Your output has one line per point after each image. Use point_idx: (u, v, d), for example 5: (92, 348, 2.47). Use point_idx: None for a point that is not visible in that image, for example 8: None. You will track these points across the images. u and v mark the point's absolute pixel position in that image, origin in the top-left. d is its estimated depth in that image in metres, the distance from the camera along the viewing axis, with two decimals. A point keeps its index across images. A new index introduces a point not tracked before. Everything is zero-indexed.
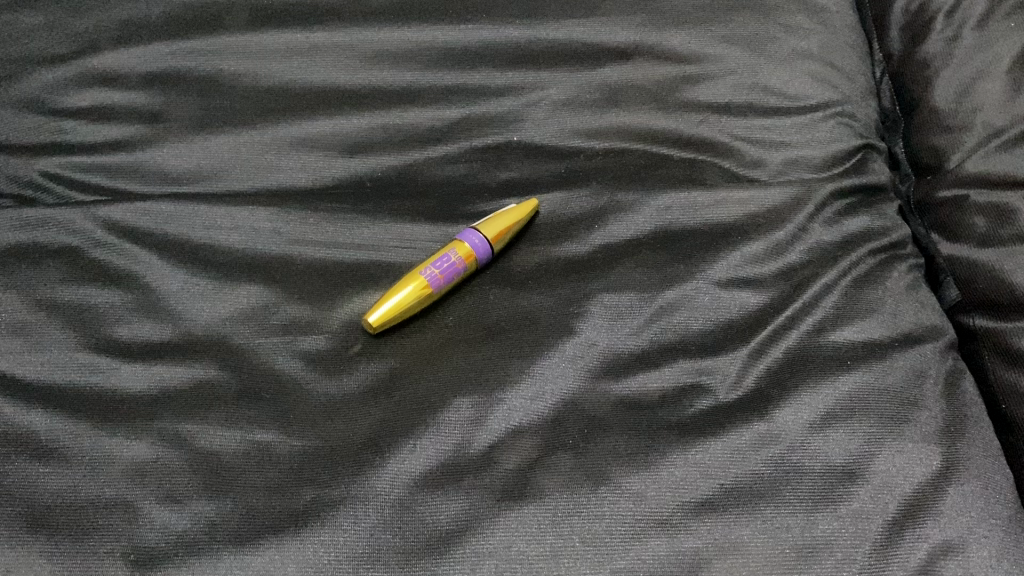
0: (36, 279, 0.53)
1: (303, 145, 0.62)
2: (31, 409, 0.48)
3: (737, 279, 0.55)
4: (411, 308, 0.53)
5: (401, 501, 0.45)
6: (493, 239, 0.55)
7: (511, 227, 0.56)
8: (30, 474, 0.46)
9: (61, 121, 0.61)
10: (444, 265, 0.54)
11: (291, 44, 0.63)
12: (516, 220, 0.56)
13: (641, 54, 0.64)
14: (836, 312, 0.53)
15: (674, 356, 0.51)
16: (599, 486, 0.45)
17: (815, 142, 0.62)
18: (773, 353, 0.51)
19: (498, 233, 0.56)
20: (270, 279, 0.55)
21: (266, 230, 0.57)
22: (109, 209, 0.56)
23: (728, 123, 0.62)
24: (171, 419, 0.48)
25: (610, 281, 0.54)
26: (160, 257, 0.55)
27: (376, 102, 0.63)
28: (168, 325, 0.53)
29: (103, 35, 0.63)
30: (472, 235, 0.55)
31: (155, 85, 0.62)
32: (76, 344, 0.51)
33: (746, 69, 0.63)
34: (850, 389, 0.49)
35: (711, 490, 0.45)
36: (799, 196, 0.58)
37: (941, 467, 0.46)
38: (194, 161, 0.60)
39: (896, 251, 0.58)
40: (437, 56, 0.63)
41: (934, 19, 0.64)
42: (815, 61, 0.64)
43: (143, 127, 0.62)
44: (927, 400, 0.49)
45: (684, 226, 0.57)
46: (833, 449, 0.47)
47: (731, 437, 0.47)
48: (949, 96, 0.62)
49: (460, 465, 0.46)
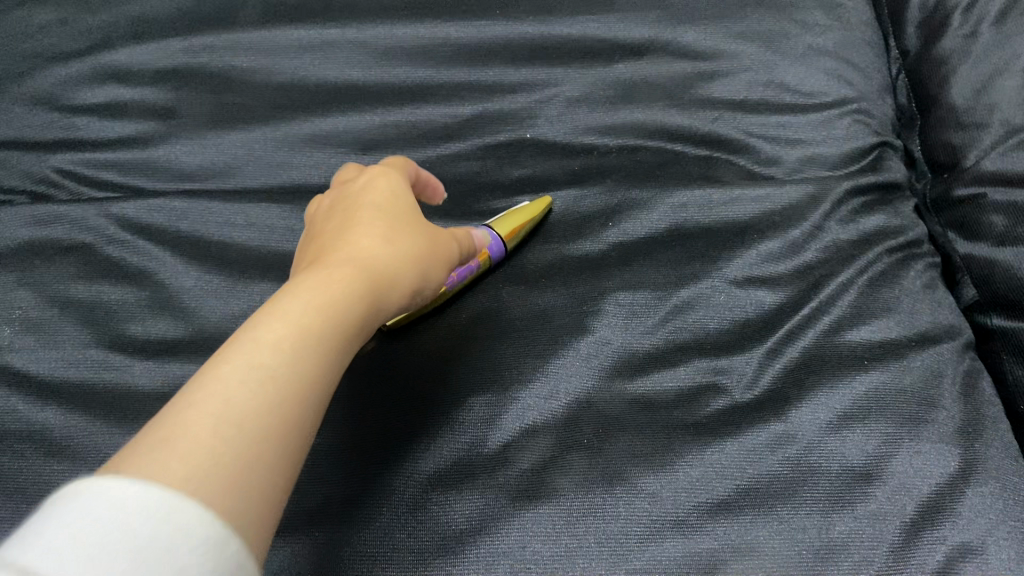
0: (50, 276, 0.54)
1: (316, 142, 0.61)
2: (45, 407, 0.48)
3: (753, 278, 0.54)
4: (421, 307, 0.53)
5: (413, 498, 0.45)
6: (506, 239, 0.55)
7: (523, 227, 0.56)
8: (44, 471, 0.46)
9: (74, 118, 0.61)
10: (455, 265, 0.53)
11: (305, 41, 0.64)
12: (527, 219, 0.56)
13: (654, 51, 0.64)
14: (853, 311, 0.53)
15: (688, 354, 0.51)
16: (615, 486, 0.45)
17: (832, 139, 0.61)
18: (790, 353, 0.51)
19: (512, 232, 0.55)
20: (283, 276, 0.54)
21: (279, 228, 0.57)
22: (123, 207, 0.57)
23: (743, 120, 0.61)
24: None
25: (625, 280, 0.54)
26: (174, 255, 0.55)
27: (389, 98, 0.63)
28: (180, 322, 0.52)
29: (117, 32, 0.64)
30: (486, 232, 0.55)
31: (167, 81, 0.63)
32: (89, 342, 0.51)
33: (761, 65, 0.63)
34: (867, 389, 0.49)
35: (726, 491, 0.45)
36: (813, 195, 0.58)
37: (959, 469, 0.46)
38: (206, 157, 0.60)
39: (914, 250, 0.57)
40: (450, 53, 0.64)
41: (950, 17, 0.64)
42: (831, 58, 0.64)
43: (156, 123, 0.62)
44: (944, 399, 0.49)
45: (699, 223, 0.57)
46: (850, 449, 0.46)
47: (746, 438, 0.47)
48: (966, 93, 0.61)
49: (472, 463, 0.46)
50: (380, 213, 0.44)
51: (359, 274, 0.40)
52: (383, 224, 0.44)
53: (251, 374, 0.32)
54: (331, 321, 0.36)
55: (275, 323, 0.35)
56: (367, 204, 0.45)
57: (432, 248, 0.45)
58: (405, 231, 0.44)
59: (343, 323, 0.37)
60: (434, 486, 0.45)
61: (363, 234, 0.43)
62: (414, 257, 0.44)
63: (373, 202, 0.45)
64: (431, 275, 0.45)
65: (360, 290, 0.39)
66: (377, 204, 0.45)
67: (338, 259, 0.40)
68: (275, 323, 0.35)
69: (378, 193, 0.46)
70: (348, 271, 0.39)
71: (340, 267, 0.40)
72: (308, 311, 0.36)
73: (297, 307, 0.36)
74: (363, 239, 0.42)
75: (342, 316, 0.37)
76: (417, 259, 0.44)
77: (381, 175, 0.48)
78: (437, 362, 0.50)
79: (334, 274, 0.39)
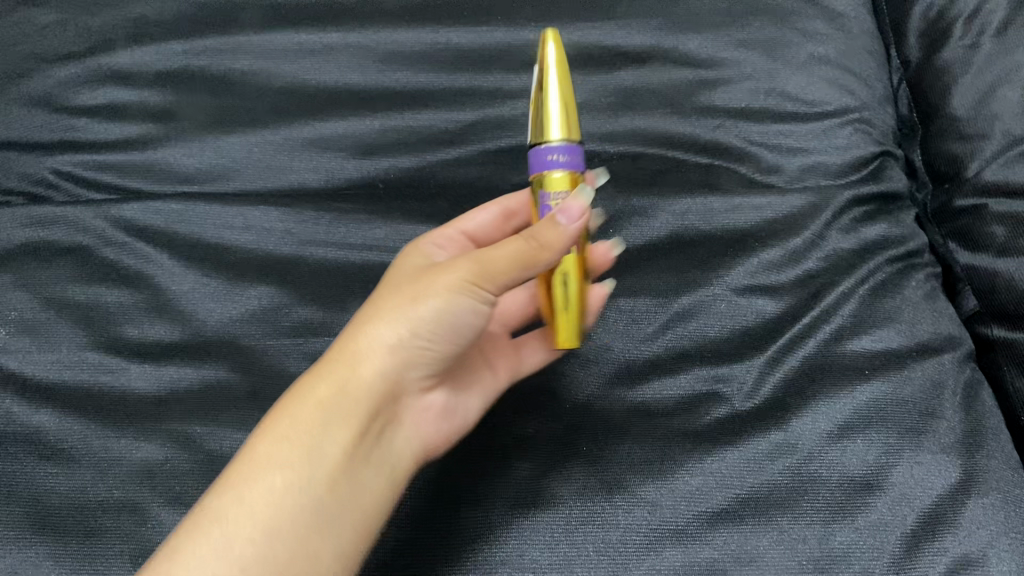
0: (47, 279, 0.54)
1: (315, 145, 0.61)
2: (41, 410, 0.48)
3: (755, 286, 0.54)
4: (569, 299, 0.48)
5: (432, 518, 0.46)
6: (564, 134, 0.47)
7: (569, 109, 0.47)
8: (38, 476, 0.46)
9: (72, 119, 0.61)
10: (543, 213, 0.47)
11: (305, 45, 0.64)
12: (565, 97, 0.47)
13: (656, 59, 0.64)
14: (853, 321, 0.53)
15: (687, 362, 0.51)
16: (614, 496, 0.45)
17: (833, 148, 0.61)
18: (789, 362, 0.51)
19: (562, 123, 0.47)
20: (281, 279, 0.54)
21: (278, 231, 0.56)
22: (121, 209, 0.56)
23: (745, 127, 0.61)
24: (180, 420, 0.48)
25: (624, 286, 0.54)
26: (171, 258, 0.55)
27: (389, 102, 0.62)
28: (177, 325, 0.52)
29: (115, 33, 0.64)
30: (539, 163, 0.47)
31: (167, 84, 0.62)
32: (86, 345, 0.51)
33: (763, 74, 0.63)
34: (868, 398, 0.49)
35: (726, 501, 0.45)
36: (815, 204, 0.57)
37: (960, 480, 0.46)
38: (205, 160, 0.60)
39: (915, 260, 0.57)
40: (452, 58, 0.64)
41: (952, 27, 0.64)
42: (833, 66, 0.64)
43: (153, 125, 0.61)
44: (945, 410, 0.49)
45: (699, 231, 0.57)
46: (850, 460, 0.46)
47: (747, 447, 0.47)
48: (968, 104, 0.61)
49: (479, 478, 0.47)
50: (385, 293, 0.46)
51: (322, 384, 0.42)
52: (378, 305, 0.44)
53: (214, 525, 0.38)
54: (291, 448, 0.41)
55: (247, 462, 0.40)
56: (382, 286, 0.47)
57: (424, 300, 0.43)
58: (407, 298, 0.44)
59: (308, 445, 0.41)
60: (450, 505, 0.46)
61: (353, 324, 0.44)
62: (405, 329, 0.43)
63: (377, 291, 0.47)
64: (425, 327, 0.43)
65: (321, 405, 0.42)
66: (390, 285, 0.47)
67: (313, 372, 0.43)
68: (247, 461, 0.40)
69: (399, 274, 0.48)
70: (310, 383, 0.43)
71: (310, 381, 0.43)
72: (273, 446, 0.41)
73: (264, 445, 0.41)
74: (344, 336, 0.44)
75: (305, 441, 0.41)
76: (402, 336, 0.43)
77: (412, 256, 0.50)
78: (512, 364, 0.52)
79: (302, 393, 0.42)
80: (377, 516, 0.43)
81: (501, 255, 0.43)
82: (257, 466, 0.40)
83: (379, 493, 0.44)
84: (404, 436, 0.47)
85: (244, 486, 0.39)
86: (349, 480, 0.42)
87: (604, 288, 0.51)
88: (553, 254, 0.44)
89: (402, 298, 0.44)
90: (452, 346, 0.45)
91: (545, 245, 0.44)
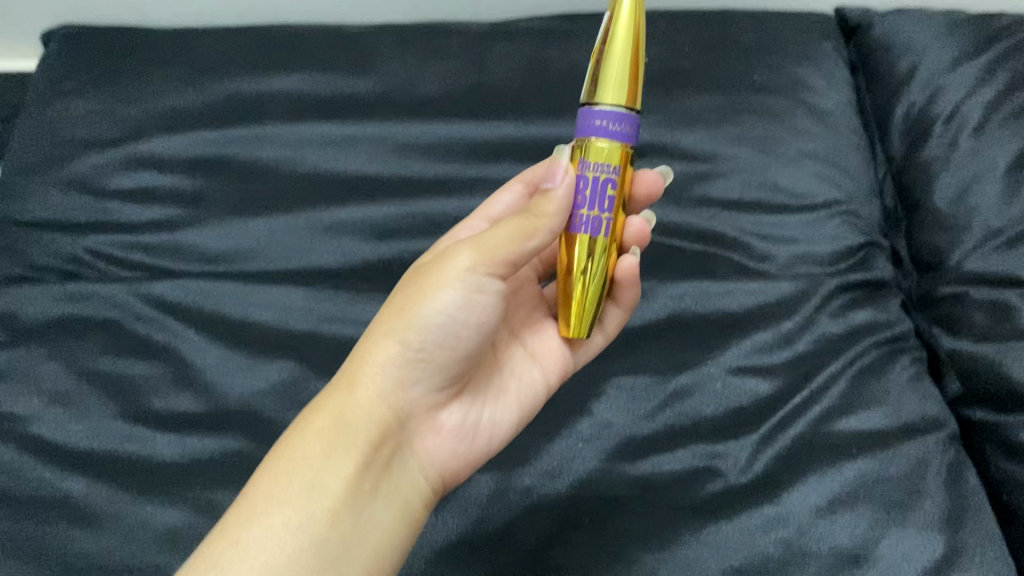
0: (81, 351, 0.57)
1: (334, 230, 0.64)
2: (70, 476, 0.51)
3: (748, 367, 0.57)
4: (585, 285, 0.49)
5: None
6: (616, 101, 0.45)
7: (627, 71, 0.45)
8: (67, 537, 0.48)
9: (107, 201, 0.65)
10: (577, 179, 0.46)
11: (327, 136, 0.68)
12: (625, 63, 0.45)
13: (654, 153, 0.68)
14: (842, 402, 0.56)
15: (686, 439, 0.54)
16: (615, 565, 0.48)
17: (822, 238, 0.64)
18: (782, 440, 0.54)
19: (616, 89, 0.45)
20: (301, 355, 0.57)
21: (299, 308, 0.60)
22: (151, 286, 0.60)
23: (738, 218, 0.65)
24: (202, 487, 0.51)
25: (629, 364, 0.58)
26: (196, 333, 0.58)
27: (406, 190, 0.66)
28: (202, 397, 0.55)
29: (150, 123, 0.69)
30: (586, 125, 0.45)
31: (196, 170, 0.67)
32: (114, 414, 0.54)
33: (755, 167, 0.67)
34: (857, 475, 0.51)
35: (721, 570, 0.48)
36: (804, 290, 0.61)
37: (943, 555, 0.48)
38: (230, 242, 0.63)
39: (902, 344, 0.60)
40: (464, 149, 0.68)
41: (932, 127, 0.68)
42: (820, 161, 0.68)
43: (183, 208, 0.65)
44: (930, 487, 0.51)
45: (695, 313, 0.60)
46: (839, 533, 0.49)
47: (742, 518, 0.49)
48: (948, 197, 0.65)
49: (492, 550, 0.49)
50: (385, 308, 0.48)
51: (324, 410, 0.45)
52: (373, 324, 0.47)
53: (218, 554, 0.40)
54: (295, 474, 0.43)
55: (254, 494, 0.42)
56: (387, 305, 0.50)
57: (413, 312, 0.45)
58: (400, 311, 0.46)
59: (311, 471, 0.43)
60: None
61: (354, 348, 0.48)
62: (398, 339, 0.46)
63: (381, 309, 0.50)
64: (412, 336, 0.46)
65: (324, 430, 0.45)
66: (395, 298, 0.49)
67: (318, 400, 0.46)
68: (252, 494, 0.42)
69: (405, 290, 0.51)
70: (314, 414, 0.45)
71: (315, 411, 0.46)
72: (276, 476, 0.43)
73: (268, 477, 0.43)
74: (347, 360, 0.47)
75: (307, 469, 0.43)
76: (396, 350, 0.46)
77: None
78: (532, 372, 0.54)
79: (307, 422, 0.45)
80: (388, 550, 0.45)
81: (496, 234, 0.45)
82: (259, 505, 0.42)
83: (390, 524, 0.45)
84: (419, 464, 0.48)
85: (247, 517, 0.41)
86: (353, 516, 0.43)
87: (636, 258, 0.51)
88: (551, 221, 0.46)
89: (393, 315, 0.46)
90: (450, 355, 0.47)
91: (539, 215, 0.46)
